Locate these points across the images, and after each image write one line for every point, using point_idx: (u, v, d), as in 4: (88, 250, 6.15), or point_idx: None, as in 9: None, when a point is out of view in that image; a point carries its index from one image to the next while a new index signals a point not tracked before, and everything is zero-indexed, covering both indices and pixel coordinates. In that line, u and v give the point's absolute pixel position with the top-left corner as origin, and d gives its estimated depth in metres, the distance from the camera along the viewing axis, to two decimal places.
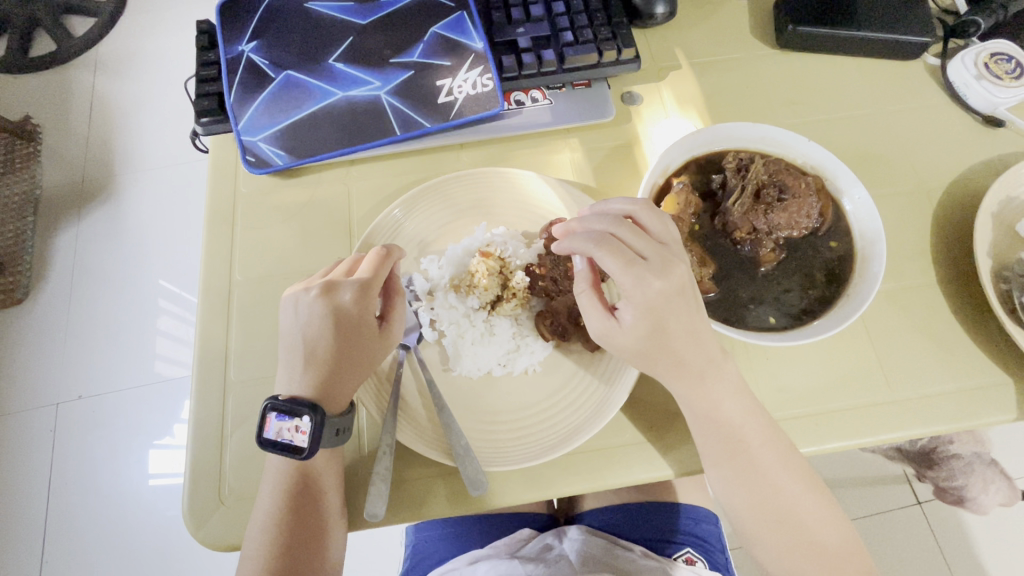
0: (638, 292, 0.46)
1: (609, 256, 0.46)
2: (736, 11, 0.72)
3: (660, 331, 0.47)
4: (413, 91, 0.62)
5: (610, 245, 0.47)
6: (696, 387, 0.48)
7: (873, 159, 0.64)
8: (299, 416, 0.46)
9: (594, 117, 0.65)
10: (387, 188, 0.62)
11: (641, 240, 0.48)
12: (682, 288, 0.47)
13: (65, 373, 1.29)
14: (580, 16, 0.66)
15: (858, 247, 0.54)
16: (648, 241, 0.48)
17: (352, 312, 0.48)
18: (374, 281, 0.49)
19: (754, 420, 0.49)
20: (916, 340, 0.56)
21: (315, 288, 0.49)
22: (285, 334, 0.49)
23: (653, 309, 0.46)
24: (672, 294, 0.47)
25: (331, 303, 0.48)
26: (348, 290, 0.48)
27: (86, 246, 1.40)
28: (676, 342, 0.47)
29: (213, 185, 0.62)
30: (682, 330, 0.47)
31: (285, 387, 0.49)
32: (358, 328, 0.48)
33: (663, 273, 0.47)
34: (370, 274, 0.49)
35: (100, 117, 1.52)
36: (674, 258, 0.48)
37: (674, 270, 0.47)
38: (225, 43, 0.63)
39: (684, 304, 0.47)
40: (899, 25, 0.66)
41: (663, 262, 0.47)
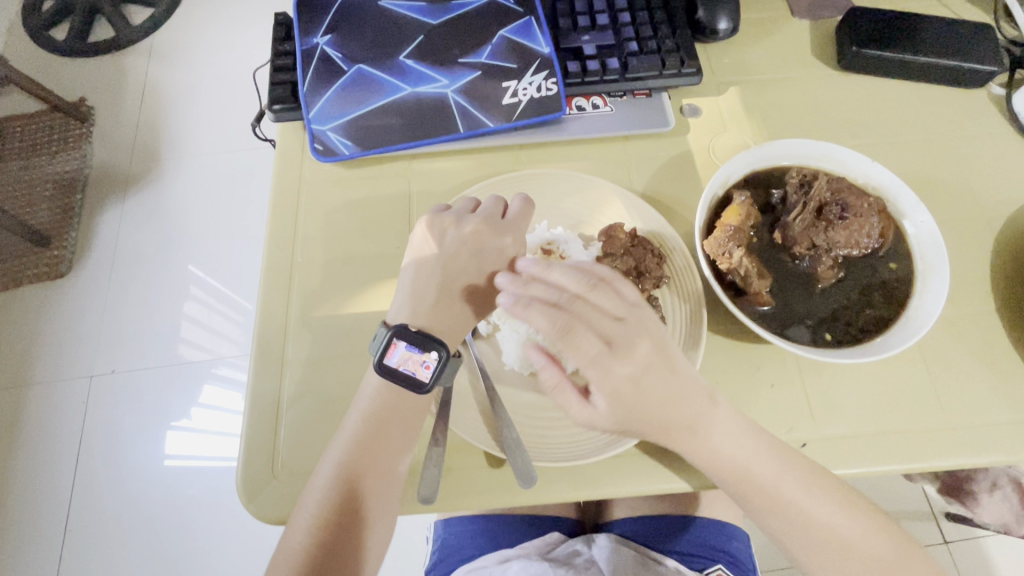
0: (607, 376, 0.45)
1: (576, 346, 0.45)
2: (798, 31, 0.73)
3: (642, 405, 0.46)
4: (479, 90, 0.64)
5: (570, 337, 0.45)
6: (691, 439, 0.48)
7: (933, 184, 0.63)
8: (428, 351, 0.49)
9: (654, 126, 0.65)
10: (447, 183, 0.63)
11: (601, 318, 0.46)
12: (651, 356, 0.46)
13: (103, 346, 1.33)
14: (645, 27, 0.67)
15: (919, 268, 0.53)
16: (605, 319, 0.46)
17: (497, 250, 0.53)
18: (521, 229, 0.55)
19: (777, 449, 0.48)
20: (973, 367, 0.55)
21: (469, 222, 0.53)
22: (423, 261, 0.53)
23: (625, 390, 0.45)
24: (645, 366, 0.45)
25: (484, 238, 0.53)
26: (501, 231, 0.54)
27: (129, 224, 1.44)
28: (659, 410, 0.46)
29: (281, 169, 0.64)
30: (661, 399, 0.46)
31: (408, 315, 0.51)
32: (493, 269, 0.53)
33: (630, 351, 0.45)
34: (518, 222, 0.55)
35: (153, 102, 1.57)
36: (638, 326, 0.46)
37: (643, 335, 0.46)
38: (302, 35, 0.65)
39: (657, 373, 0.46)
40: (963, 53, 0.67)
41: (631, 335, 0.46)
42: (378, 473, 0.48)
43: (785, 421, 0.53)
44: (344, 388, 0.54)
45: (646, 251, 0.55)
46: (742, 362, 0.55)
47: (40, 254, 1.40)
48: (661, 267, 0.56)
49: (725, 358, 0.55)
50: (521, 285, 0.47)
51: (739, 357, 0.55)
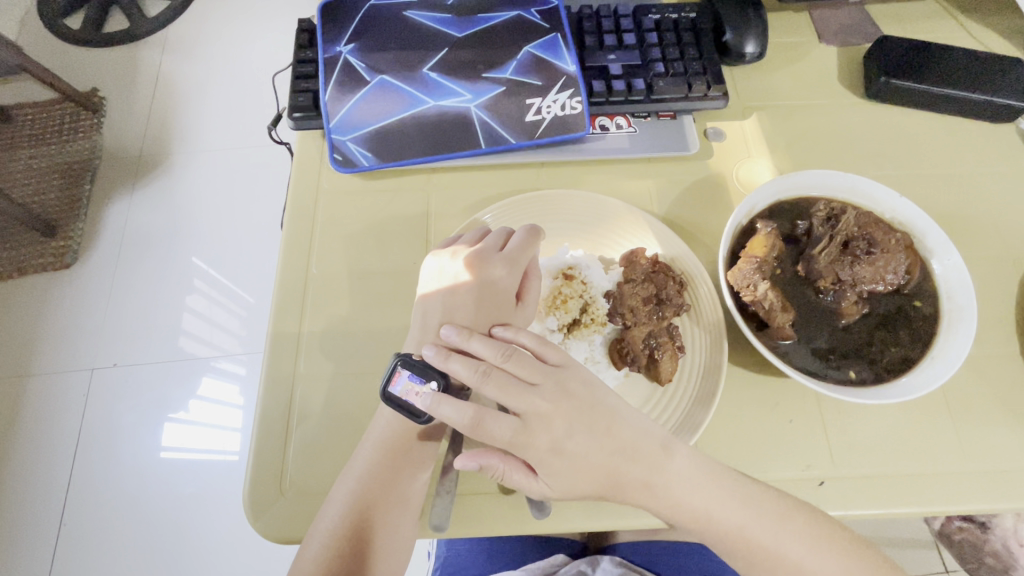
0: (531, 449, 0.45)
1: (493, 427, 0.46)
2: (825, 57, 0.72)
3: (576, 471, 0.45)
4: (502, 106, 0.63)
5: (484, 420, 0.46)
6: (650, 493, 0.46)
7: (959, 220, 0.63)
8: (429, 380, 0.48)
9: (678, 149, 0.64)
10: (466, 199, 0.63)
11: (513, 394, 0.46)
12: (573, 418, 0.46)
13: (105, 339, 1.32)
14: (672, 49, 0.66)
15: (946, 309, 0.52)
16: (519, 391, 0.47)
17: (494, 282, 0.53)
18: (521, 260, 0.54)
19: (775, 498, 0.47)
20: (996, 411, 0.54)
21: (461, 257, 0.53)
22: (427, 296, 0.54)
23: (553, 461, 0.45)
24: (569, 430, 0.46)
25: (478, 274, 0.53)
26: (499, 262, 0.53)
27: (137, 217, 1.43)
28: (596, 466, 0.46)
29: (298, 178, 0.63)
30: (592, 461, 0.46)
31: (416, 349, 0.52)
32: (497, 303, 0.53)
33: (546, 418, 0.46)
34: (516, 252, 0.54)
35: (165, 95, 1.56)
36: (557, 390, 0.47)
37: (563, 399, 0.47)
38: (326, 43, 0.65)
39: (580, 437, 0.46)
40: (994, 87, 0.65)
41: (549, 401, 0.46)
42: (397, 496, 0.48)
43: (803, 458, 0.52)
44: (355, 405, 0.54)
45: (669, 278, 0.54)
46: (761, 396, 0.54)
47: (46, 243, 1.40)
48: (683, 295, 0.55)
49: (744, 390, 0.54)
50: (442, 364, 0.48)
51: (758, 390, 0.54)
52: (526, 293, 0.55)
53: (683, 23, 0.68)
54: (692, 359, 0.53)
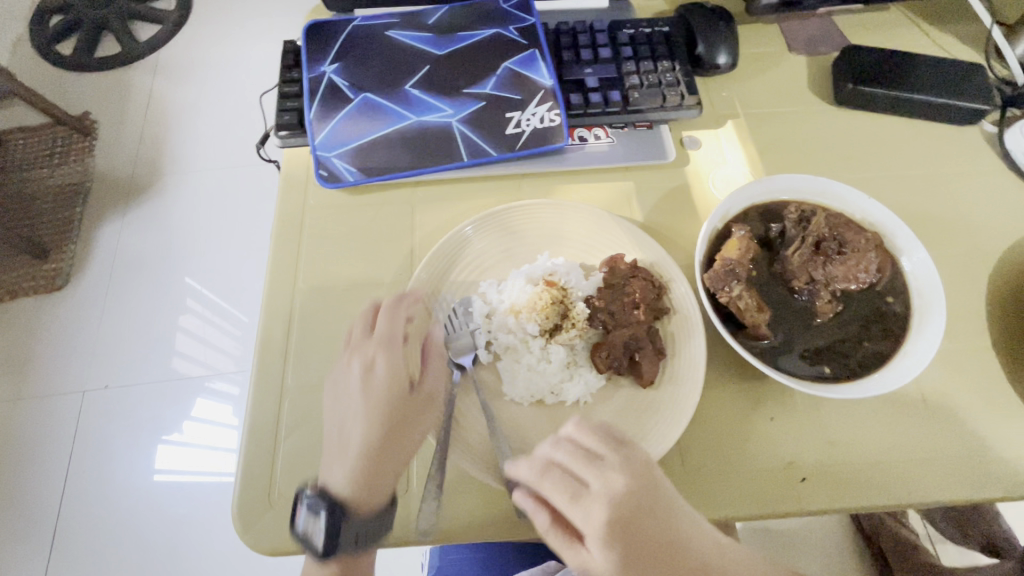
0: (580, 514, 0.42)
1: (552, 491, 0.43)
2: (795, 66, 0.75)
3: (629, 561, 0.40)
4: (483, 120, 0.65)
5: (549, 480, 0.43)
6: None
7: (928, 219, 0.65)
8: (320, 514, 0.46)
9: (655, 158, 0.66)
10: (449, 210, 0.64)
11: (583, 466, 0.43)
12: (638, 501, 0.42)
13: (96, 361, 1.31)
14: (645, 62, 0.69)
15: (917, 304, 0.54)
16: (591, 465, 0.43)
17: (390, 354, 0.50)
18: (396, 339, 0.51)
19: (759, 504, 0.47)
20: (971, 403, 0.56)
21: (359, 353, 0.51)
22: (331, 416, 0.50)
23: (610, 544, 0.40)
24: (626, 513, 0.41)
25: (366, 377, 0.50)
26: (394, 353, 0.51)
27: (128, 239, 1.44)
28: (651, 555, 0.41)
29: (285, 194, 0.64)
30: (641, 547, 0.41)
31: (331, 479, 0.47)
32: (396, 401, 0.49)
33: (608, 493, 0.42)
34: (387, 330, 0.51)
35: (156, 117, 1.58)
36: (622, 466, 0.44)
37: (632, 479, 0.43)
38: (310, 64, 0.67)
39: (643, 520, 0.42)
40: (956, 92, 0.68)
41: (610, 484, 0.43)
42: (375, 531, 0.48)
43: (784, 455, 0.53)
44: None
45: (647, 282, 0.56)
46: (742, 395, 0.55)
47: (37, 267, 1.40)
48: (661, 298, 0.56)
49: (726, 390, 0.55)
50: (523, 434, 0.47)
51: (740, 390, 0.55)
52: (431, 386, 0.51)
53: (656, 37, 0.71)
54: (673, 361, 0.54)
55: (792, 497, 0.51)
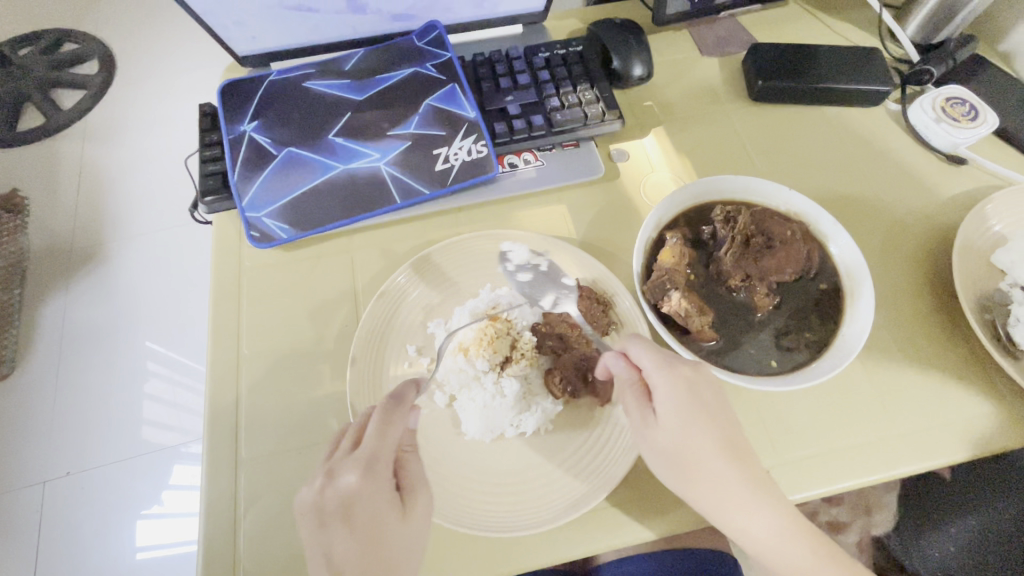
0: (639, 419, 0.50)
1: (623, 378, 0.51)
2: (709, 69, 0.78)
3: (703, 473, 0.47)
4: (411, 160, 0.65)
5: (659, 382, 0.49)
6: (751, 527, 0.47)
7: (849, 201, 0.68)
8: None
9: (585, 174, 0.68)
10: (389, 254, 0.64)
11: (644, 360, 0.50)
12: (691, 395, 0.49)
13: (53, 449, 1.23)
14: (564, 82, 0.70)
15: (846, 284, 0.57)
16: (656, 365, 0.49)
17: (365, 484, 0.44)
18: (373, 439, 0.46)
19: (746, 468, 0.48)
20: (912, 371, 0.58)
21: (343, 473, 0.44)
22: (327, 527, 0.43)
23: (668, 429, 0.48)
24: (687, 425, 0.48)
25: (341, 461, 0.45)
26: (384, 483, 0.44)
27: (74, 315, 1.37)
28: (717, 462, 0.47)
29: (219, 259, 0.63)
30: (677, 461, 0.48)
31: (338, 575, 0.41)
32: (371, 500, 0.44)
33: (664, 387, 0.49)
34: (374, 448, 0.45)
35: (89, 184, 1.52)
36: (682, 381, 0.49)
37: (685, 390, 0.49)
38: (228, 125, 0.66)
39: (688, 418, 0.48)
40: (858, 76, 0.72)
41: (670, 396, 0.48)
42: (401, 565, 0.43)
43: None
44: (302, 481, 0.53)
45: (591, 300, 0.57)
46: None
47: None
48: (608, 315, 0.57)
49: None
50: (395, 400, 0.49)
51: None
52: (377, 447, 0.45)
53: (572, 57, 0.72)
54: None
55: None
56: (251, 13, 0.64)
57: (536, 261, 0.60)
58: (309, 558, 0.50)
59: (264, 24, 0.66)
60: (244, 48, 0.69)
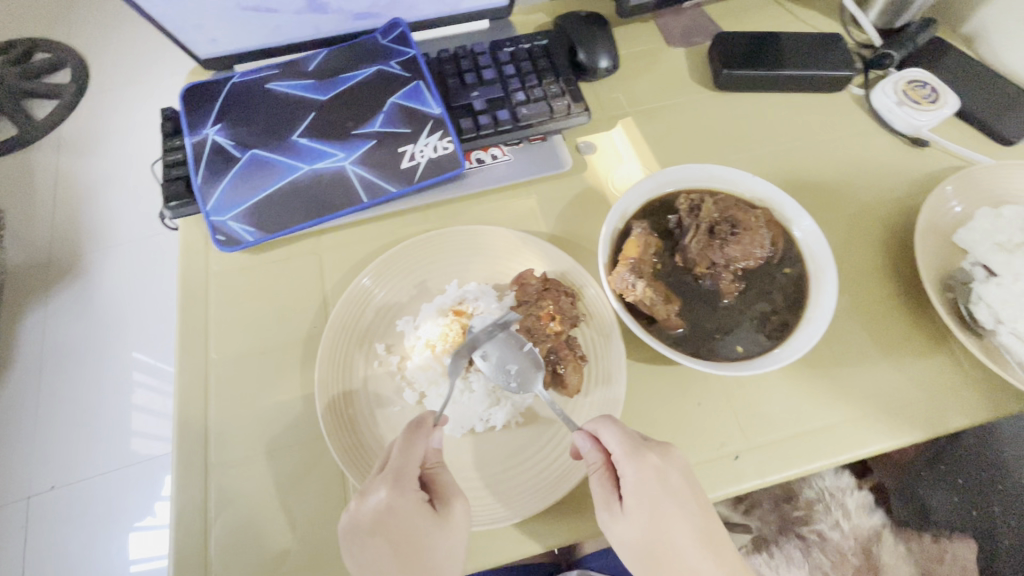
0: (608, 509, 0.47)
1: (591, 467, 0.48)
2: (675, 59, 0.78)
3: (672, 564, 0.46)
4: (376, 159, 0.65)
5: (630, 473, 0.46)
6: None
7: (815, 186, 0.68)
8: None
9: (553, 168, 0.68)
10: (358, 254, 0.64)
11: (614, 447, 0.47)
12: (666, 483, 0.46)
13: (36, 464, 1.22)
14: (529, 76, 0.70)
15: (811, 269, 0.57)
16: (627, 455, 0.47)
17: (399, 501, 0.43)
18: (405, 457, 0.45)
19: (717, 550, 0.47)
20: (878, 352, 0.59)
21: (372, 492, 0.43)
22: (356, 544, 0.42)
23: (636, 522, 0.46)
24: (654, 518, 0.46)
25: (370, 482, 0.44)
26: (414, 494, 0.44)
27: (54, 327, 1.35)
28: (685, 551, 0.46)
29: (186, 264, 0.63)
30: (647, 553, 0.46)
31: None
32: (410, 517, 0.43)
33: (635, 479, 0.46)
34: (400, 463, 0.45)
35: (65, 195, 1.49)
36: (652, 471, 0.46)
37: (656, 481, 0.46)
38: (191, 129, 0.65)
39: (662, 506, 0.46)
40: (820, 63, 0.73)
41: (636, 488, 0.46)
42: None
43: (717, 437, 0.54)
44: (274, 484, 0.52)
45: (559, 294, 0.57)
46: (667, 385, 0.57)
47: None
48: (576, 306, 0.57)
49: (650, 383, 0.57)
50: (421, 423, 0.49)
51: (664, 381, 0.57)
52: (401, 463, 0.45)
53: (537, 51, 0.72)
54: (596, 364, 0.55)
55: (728, 477, 0.52)
56: (210, 16, 0.63)
57: (502, 324, 0.56)
58: (283, 561, 0.49)
59: (223, 26, 0.65)
60: (205, 52, 0.69)
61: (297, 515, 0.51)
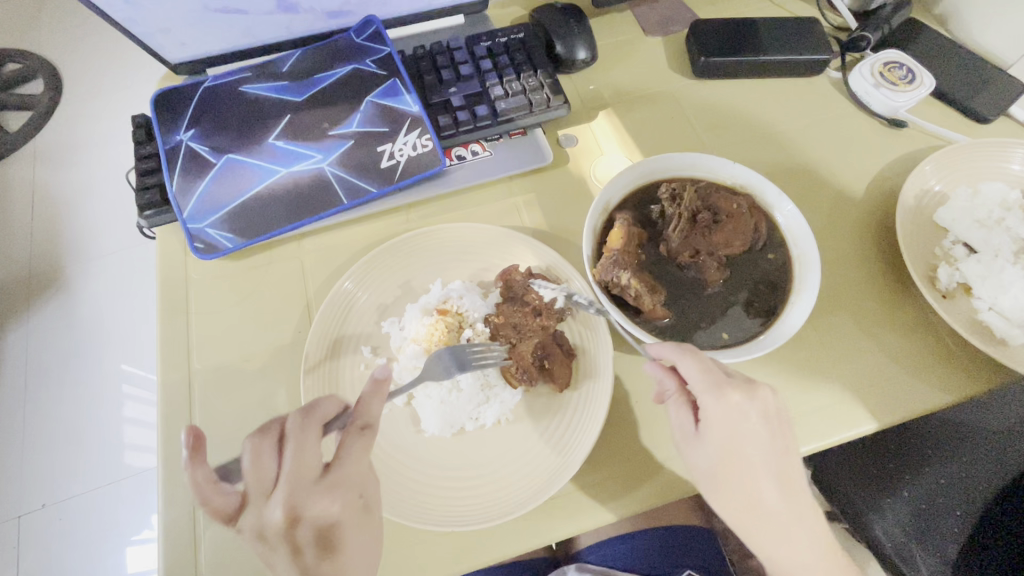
0: (689, 435, 0.49)
1: (676, 394, 0.50)
2: (653, 48, 0.78)
3: (754, 505, 0.47)
4: (355, 159, 0.64)
5: (705, 403, 0.46)
6: (784, 543, 0.47)
7: (796, 171, 0.68)
8: None
9: (534, 162, 0.67)
10: (340, 256, 0.63)
11: (697, 381, 0.47)
12: (747, 415, 0.46)
13: (27, 482, 1.20)
14: (507, 70, 0.69)
15: (794, 253, 0.57)
16: (704, 391, 0.46)
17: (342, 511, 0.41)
18: (351, 468, 0.42)
19: (794, 480, 0.47)
20: (864, 334, 0.59)
21: (317, 501, 0.39)
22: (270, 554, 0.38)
23: (711, 452, 0.47)
24: (731, 452, 0.46)
25: (305, 488, 0.40)
26: (356, 500, 0.42)
27: (37, 343, 1.33)
28: (762, 489, 0.46)
29: (165, 274, 0.62)
30: (726, 480, 0.47)
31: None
32: (347, 524, 0.41)
33: (716, 411, 0.46)
34: (351, 470, 0.42)
35: (43, 207, 1.46)
36: (734, 408, 0.46)
37: (735, 414, 0.46)
38: (164, 135, 0.64)
39: (741, 439, 0.46)
40: (798, 47, 0.73)
41: (715, 419, 0.46)
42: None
43: None
44: None
45: (545, 288, 0.56)
46: None
47: None
48: (563, 299, 0.57)
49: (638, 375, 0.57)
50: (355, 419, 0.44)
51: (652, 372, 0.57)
52: (350, 470, 0.42)
53: (514, 44, 0.71)
54: (584, 358, 0.55)
55: None
56: (178, 20, 0.62)
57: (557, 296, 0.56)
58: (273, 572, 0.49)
59: (193, 30, 0.64)
60: (175, 56, 0.67)
61: None
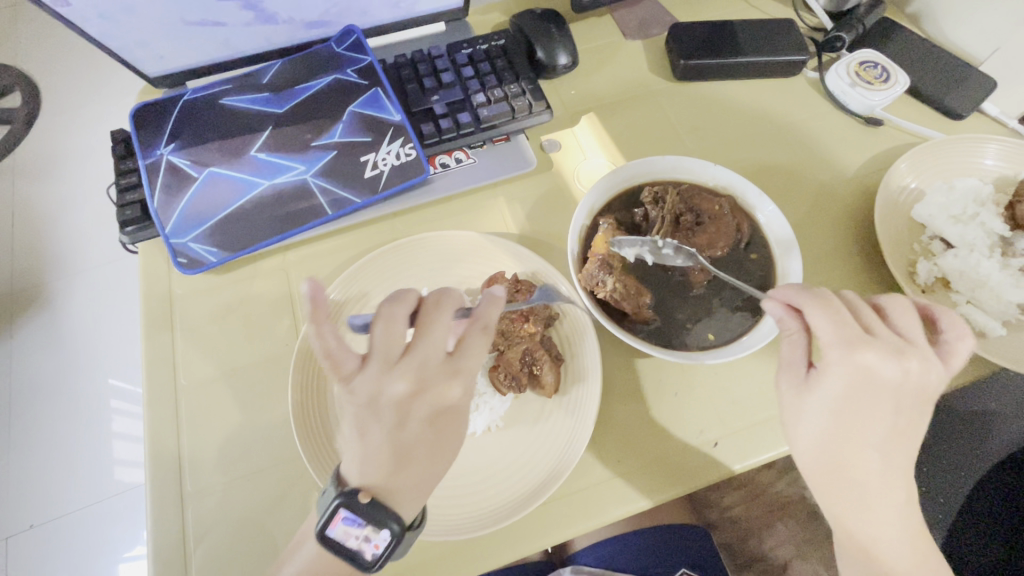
0: (799, 384, 0.45)
1: (794, 338, 0.46)
2: (634, 52, 0.78)
3: (850, 475, 0.44)
4: (338, 170, 0.64)
5: (835, 358, 0.42)
6: (865, 516, 0.45)
7: (777, 170, 0.69)
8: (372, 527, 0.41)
9: (518, 169, 0.68)
10: (326, 267, 0.63)
11: (830, 330, 0.43)
12: (871, 378, 0.42)
13: (14, 502, 1.18)
14: (488, 77, 0.69)
15: (776, 252, 0.58)
16: (837, 345, 0.42)
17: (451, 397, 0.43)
18: (471, 357, 0.44)
19: (895, 452, 0.43)
20: None
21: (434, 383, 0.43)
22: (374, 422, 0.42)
23: (821, 410, 0.43)
24: (845, 413, 0.43)
25: (428, 368, 0.43)
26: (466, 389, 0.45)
27: (21, 360, 1.31)
28: (864, 460, 0.43)
29: (149, 290, 0.61)
30: (829, 441, 0.43)
31: (360, 465, 0.42)
32: (453, 407, 0.44)
33: (839, 367, 0.42)
34: (470, 362, 0.44)
35: (24, 222, 1.44)
36: (863, 369, 0.41)
37: (863, 376, 0.42)
38: (144, 149, 0.63)
39: (861, 402, 0.42)
40: (775, 48, 0.74)
41: (835, 379, 0.42)
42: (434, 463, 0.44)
43: (696, 425, 0.55)
44: (253, 507, 0.51)
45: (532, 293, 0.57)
46: (643, 378, 0.57)
47: None
48: (549, 305, 0.57)
49: (626, 378, 0.57)
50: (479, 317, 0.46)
51: (640, 374, 0.57)
52: (467, 360, 0.44)
53: (495, 51, 0.72)
54: (572, 363, 0.55)
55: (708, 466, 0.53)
56: (156, 33, 0.62)
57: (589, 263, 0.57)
58: None
59: (170, 43, 0.64)
60: (154, 69, 0.67)
61: (278, 536, 0.50)
